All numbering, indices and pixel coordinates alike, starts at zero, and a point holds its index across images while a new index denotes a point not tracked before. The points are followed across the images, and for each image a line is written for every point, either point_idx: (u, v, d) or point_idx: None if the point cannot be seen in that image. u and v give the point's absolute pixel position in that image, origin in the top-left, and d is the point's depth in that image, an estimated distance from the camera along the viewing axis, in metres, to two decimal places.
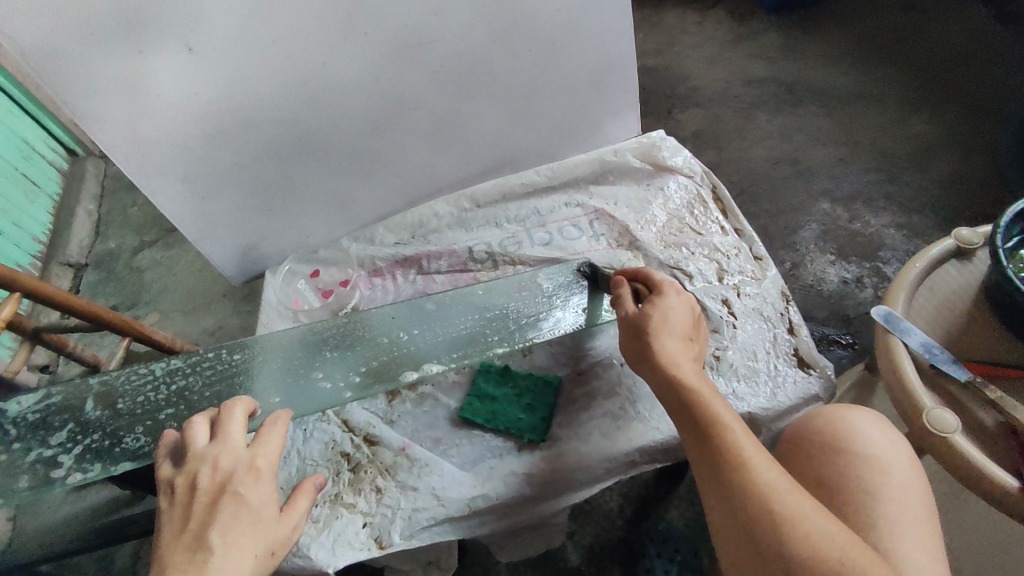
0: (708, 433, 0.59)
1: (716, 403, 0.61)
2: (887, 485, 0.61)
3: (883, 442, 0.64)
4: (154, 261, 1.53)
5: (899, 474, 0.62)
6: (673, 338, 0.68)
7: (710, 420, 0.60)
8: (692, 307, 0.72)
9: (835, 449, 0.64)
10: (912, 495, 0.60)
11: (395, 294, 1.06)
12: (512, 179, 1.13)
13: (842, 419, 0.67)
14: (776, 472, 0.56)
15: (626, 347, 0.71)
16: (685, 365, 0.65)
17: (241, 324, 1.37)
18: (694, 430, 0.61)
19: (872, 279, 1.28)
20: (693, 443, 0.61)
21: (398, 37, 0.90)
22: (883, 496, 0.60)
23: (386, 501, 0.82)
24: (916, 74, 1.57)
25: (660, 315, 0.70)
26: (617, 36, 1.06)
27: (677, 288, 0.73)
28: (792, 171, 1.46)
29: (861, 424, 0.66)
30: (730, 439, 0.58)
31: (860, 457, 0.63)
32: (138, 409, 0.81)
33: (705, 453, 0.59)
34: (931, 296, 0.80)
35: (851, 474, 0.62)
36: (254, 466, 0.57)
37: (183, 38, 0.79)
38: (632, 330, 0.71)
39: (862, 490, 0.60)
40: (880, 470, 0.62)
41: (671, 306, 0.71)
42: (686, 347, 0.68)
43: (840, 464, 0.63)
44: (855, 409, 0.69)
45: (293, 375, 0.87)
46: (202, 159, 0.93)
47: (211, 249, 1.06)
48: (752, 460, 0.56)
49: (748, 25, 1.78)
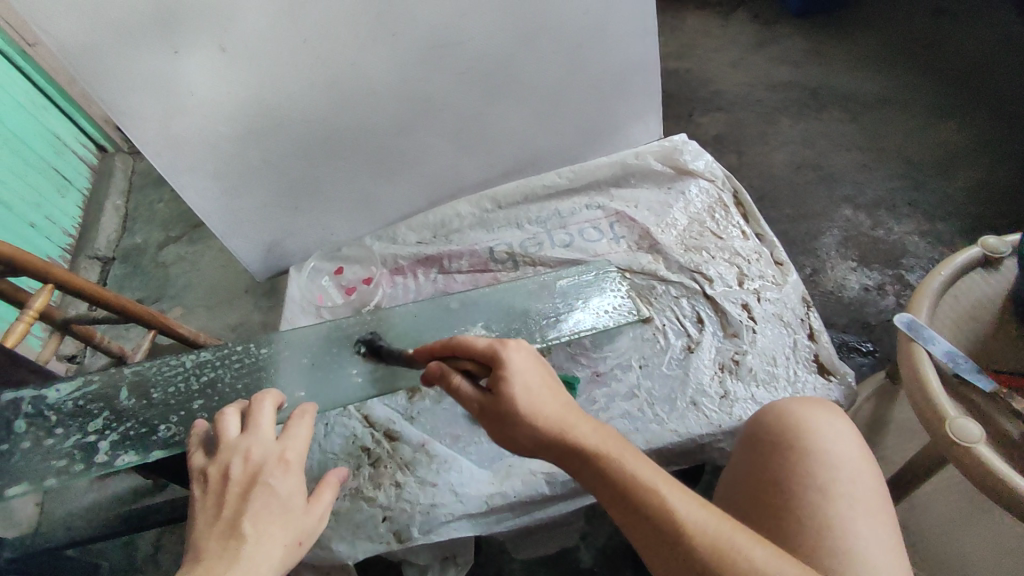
0: (634, 504, 0.56)
1: (628, 464, 0.58)
2: (837, 481, 0.61)
3: (834, 437, 0.64)
4: (180, 256, 1.56)
5: (850, 470, 0.62)
6: (548, 400, 0.63)
7: (630, 487, 0.57)
8: (536, 358, 0.67)
9: (786, 447, 0.64)
10: (863, 489, 0.61)
11: (416, 293, 1.08)
12: (534, 180, 1.14)
13: (791, 414, 0.67)
14: (717, 522, 0.54)
15: (492, 432, 0.66)
16: (583, 426, 0.62)
17: (263, 320, 1.40)
18: (623, 504, 0.57)
19: (895, 286, 1.27)
20: (622, 515, 0.57)
21: (425, 38, 0.91)
22: (835, 492, 0.60)
23: (406, 496, 0.83)
24: (943, 79, 1.55)
25: (516, 386, 0.63)
26: (641, 40, 1.07)
27: (518, 344, 0.67)
28: (814, 176, 1.46)
29: (814, 419, 0.66)
30: (659, 504, 0.55)
31: (812, 454, 0.63)
32: (171, 399, 0.84)
33: (641, 528, 0.56)
34: (956, 304, 0.80)
35: (803, 471, 0.62)
36: (284, 458, 0.59)
37: (217, 38, 0.81)
38: (492, 412, 0.64)
39: (815, 488, 0.61)
40: (832, 467, 0.62)
41: (517, 367, 0.64)
42: (565, 402, 0.64)
43: (791, 464, 0.63)
44: (806, 404, 0.69)
45: (318, 370, 0.88)
46: (231, 156, 0.95)
47: (238, 245, 1.08)
48: (688, 521, 0.54)
49: (771, 29, 1.78)
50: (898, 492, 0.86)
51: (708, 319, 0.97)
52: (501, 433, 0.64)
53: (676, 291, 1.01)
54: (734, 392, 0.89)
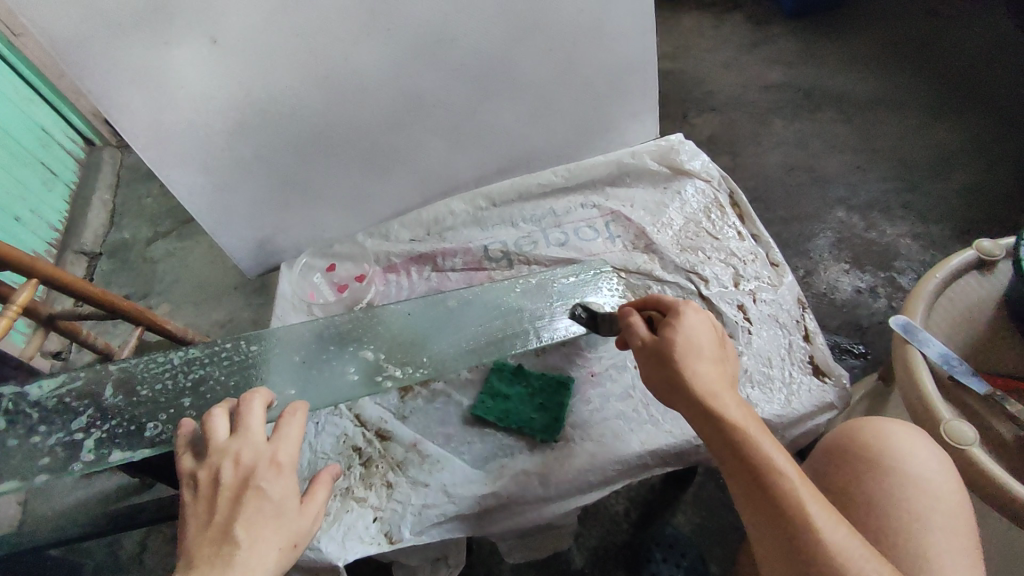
0: (765, 483, 0.55)
1: (767, 445, 0.57)
2: (936, 511, 0.60)
3: (934, 464, 0.63)
4: (168, 251, 1.54)
5: (949, 499, 0.61)
6: (702, 362, 0.64)
7: (765, 468, 0.56)
8: (713, 324, 0.69)
9: (882, 469, 0.63)
10: (959, 521, 0.60)
11: (409, 291, 1.06)
12: (529, 178, 1.13)
13: (889, 433, 0.65)
14: (847, 532, 0.53)
15: (648, 376, 0.67)
16: (725, 394, 0.61)
17: (253, 317, 1.38)
18: (747, 477, 0.56)
19: (887, 289, 1.27)
20: (741, 488, 0.57)
21: (420, 34, 0.90)
22: (933, 523, 0.59)
23: (397, 496, 0.82)
24: (936, 81, 1.56)
25: (687, 336, 0.66)
26: (638, 38, 1.06)
27: (695, 306, 0.70)
28: (808, 178, 1.46)
29: (911, 442, 0.64)
30: (792, 493, 0.54)
31: (911, 479, 0.62)
32: (159, 397, 0.82)
33: (763, 507, 0.55)
34: (950, 306, 0.79)
35: (901, 497, 0.61)
36: (276, 461, 0.57)
37: (208, 30, 0.80)
38: (653, 350, 0.67)
39: (913, 517, 0.60)
40: (929, 495, 0.61)
41: (693, 324, 0.67)
42: (715, 369, 0.64)
43: (888, 487, 0.62)
44: (896, 422, 0.67)
45: (309, 367, 0.87)
46: (222, 151, 0.93)
47: (228, 241, 1.06)
48: (818, 519, 0.53)
49: (765, 30, 1.78)
50: None
51: None
52: (659, 375, 0.66)
53: (672, 291, 1.01)
54: None
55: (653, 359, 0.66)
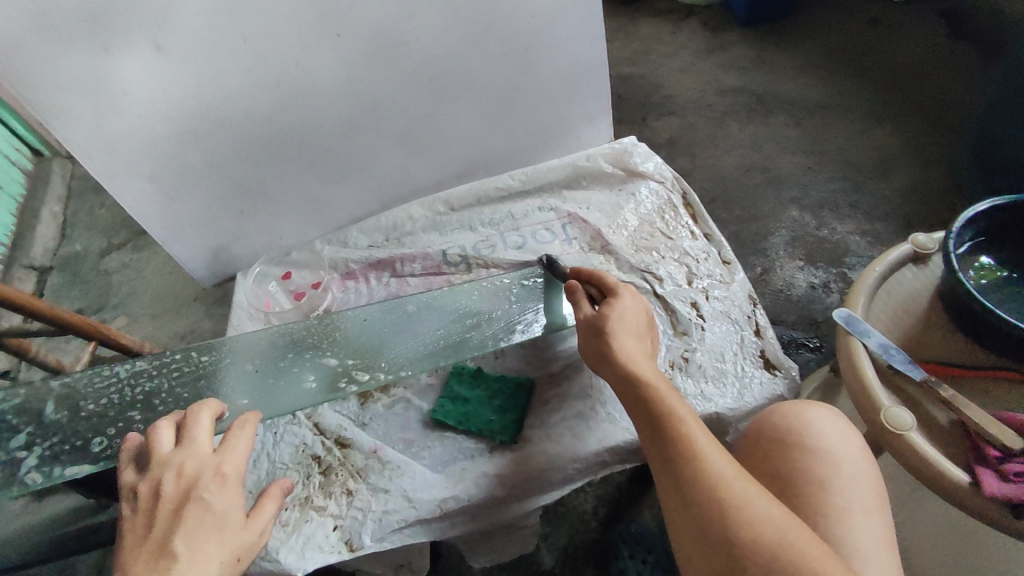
0: (666, 432, 0.61)
1: (671, 399, 0.63)
2: (839, 478, 0.62)
3: (837, 434, 0.65)
4: (124, 264, 1.50)
5: (852, 467, 0.63)
6: (626, 333, 0.70)
7: (667, 417, 0.61)
8: (645, 307, 0.74)
9: (790, 445, 0.65)
10: (862, 486, 0.62)
11: (368, 297, 1.06)
12: (486, 183, 1.14)
13: (795, 411, 0.68)
14: (733, 470, 0.58)
15: (585, 350, 0.72)
16: (641, 360, 0.67)
17: (213, 328, 1.35)
18: (651, 428, 0.62)
19: (839, 284, 1.31)
20: (647, 438, 0.62)
21: (372, 39, 0.90)
22: (837, 490, 0.62)
23: (357, 504, 0.81)
24: (881, 85, 1.63)
25: (617, 313, 0.71)
26: (590, 43, 1.08)
27: (632, 289, 0.75)
28: (763, 178, 1.50)
29: (815, 417, 0.67)
30: (688, 439, 0.59)
31: (814, 449, 0.64)
32: (105, 411, 0.80)
33: (664, 455, 0.60)
34: (889, 299, 0.83)
35: (805, 468, 0.63)
36: (221, 472, 0.56)
37: (150, 35, 0.79)
38: (587, 323, 0.72)
39: (818, 485, 0.62)
40: (833, 463, 0.63)
41: (626, 303, 0.73)
42: (638, 340, 0.70)
43: (794, 461, 0.64)
44: (810, 404, 0.69)
45: (262, 376, 0.86)
46: (170, 159, 0.92)
47: (181, 251, 1.04)
48: (710, 461, 0.58)
49: (720, 36, 1.83)
50: None
51: (659, 318, 0.99)
52: (589, 346, 0.71)
53: None
54: (684, 388, 0.90)
55: (584, 332, 0.72)
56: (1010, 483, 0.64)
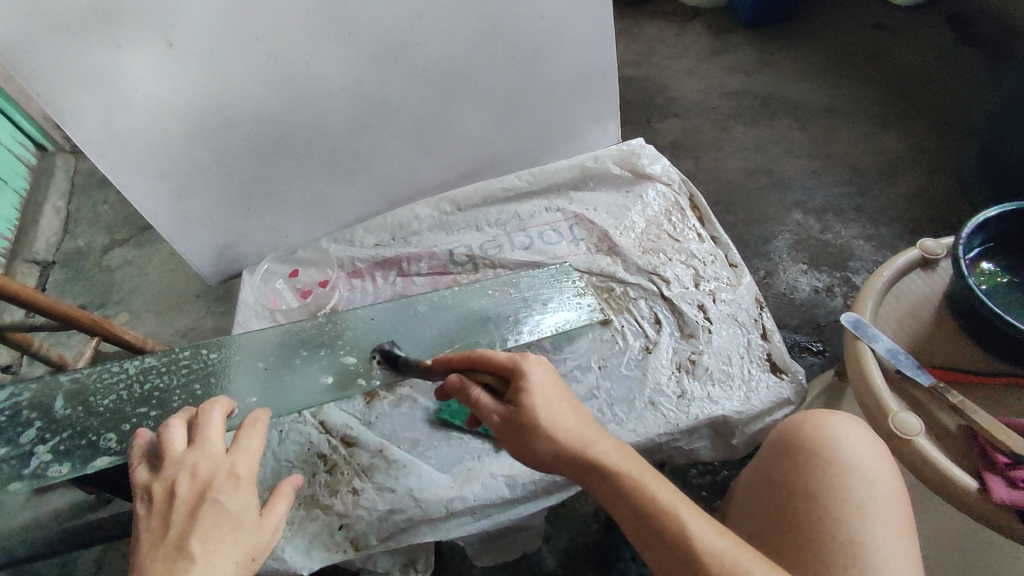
0: (650, 526, 0.57)
1: (641, 484, 0.59)
2: (872, 499, 0.62)
3: (871, 454, 0.65)
4: (126, 260, 1.50)
5: (881, 486, 0.63)
6: (568, 418, 0.65)
7: (645, 511, 0.58)
8: (554, 373, 0.69)
9: (824, 460, 0.64)
10: (893, 508, 0.62)
11: (374, 296, 1.06)
12: (493, 183, 1.14)
13: (828, 424, 0.67)
14: (733, 547, 0.54)
15: (518, 446, 0.66)
16: (601, 449, 0.62)
17: (215, 325, 1.35)
18: (638, 526, 0.58)
19: (842, 288, 1.31)
20: (638, 536, 0.58)
21: (382, 38, 0.90)
22: (870, 510, 0.61)
23: (363, 503, 0.81)
24: (885, 90, 1.63)
25: (538, 397, 0.66)
26: (599, 45, 1.08)
27: (537, 360, 0.69)
28: (767, 182, 1.50)
29: (850, 434, 0.66)
30: (678, 530, 0.56)
31: (850, 468, 0.63)
32: (115, 408, 0.80)
33: (660, 553, 0.56)
34: (897, 304, 0.83)
35: (840, 487, 0.62)
36: (235, 472, 0.56)
37: (162, 31, 0.79)
38: (513, 422, 0.66)
39: (852, 504, 0.61)
40: (867, 483, 0.63)
41: (537, 381, 0.67)
42: (582, 420, 0.66)
43: (828, 478, 0.63)
44: (837, 414, 0.69)
45: (272, 373, 0.86)
46: (180, 156, 0.91)
47: (188, 248, 1.04)
48: (707, 548, 0.54)
49: (725, 38, 1.83)
50: None
51: (665, 320, 0.99)
52: (522, 444, 0.66)
53: (634, 292, 1.02)
54: (691, 391, 0.91)
55: (516, 431, 0.65)
56: (1019, 490, 0.64)
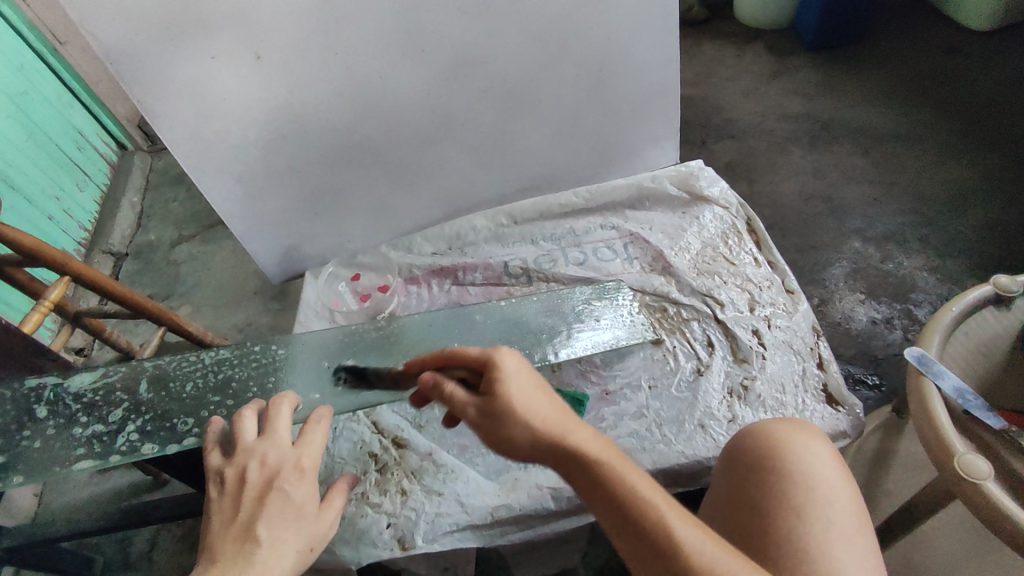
0: (632, 522, 0.54)
1: (624, 476, 0.57)
2: (812, 503, 0.59)
3: (812, 458, 0.63)
4: (192, 255, 1.58)
5: (825, 490, 0.60)
6: (549, 408, 0.64)
7: (627, 501, 0.55)
8: (524, 363, 0.68)
9: (762, 473, 0.62)
10: (840, 511, 0.59)
11: (429, 303, 1.08)
12: (550, 198, 1.16)
13: (771, 433, 0.65)
14: (712, 542, 0.52)
15: (491, 438, 0.65)
16: (579, 437, 0.61)
17: (271, 322, 1.40)
18: (615, 516, 0.55)
19: (902, 320, 1.26)
20: (616, 528, 0.55)
21: (453, 55, 0.94)
22: (810, 515, 0.58)
23: (411, 505, 0.83)
24: (956, 117, 1.57)
25: (511, 388, 0.65)
26: (664, 67, 1.09)
27: (512, 351, 0.69)
28: (825, 208, 1.47)
29: (787, 440, 0.64)
30: (655, 518, 0.53)
31: (791, 475, 0.61)
32: (191, 396, 0.84)
33: (635, 544, 0.54)
34: (966, 341, 0.81)
35: (779, 496, 0.60)
36: (300, 465, 0.59)
37: (252, 45, 0.84)
38: (488, 413, 0.65)
39: (790, 510, 0.59)
40: (805, 486, 0.60)
41: (514, 372, 0.66)
42: (564, 413, 0.65)
43: (767, 488, 0.61)
44: (784, 424, 0.67)
45: (334, 372, 0.89)
46: (257, 162, 0.97)
47: (256, 248, 1.09)
48: (682, 536, 0.52)
49: (786, 60, 1.81)
50: (908, 529, 0.83)
51: (719, 343, 0.98)
52: (499, 435, 0.64)
53: (688, 313, 1.02)
54: (743, 417, 0.90)
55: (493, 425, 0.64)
56: None
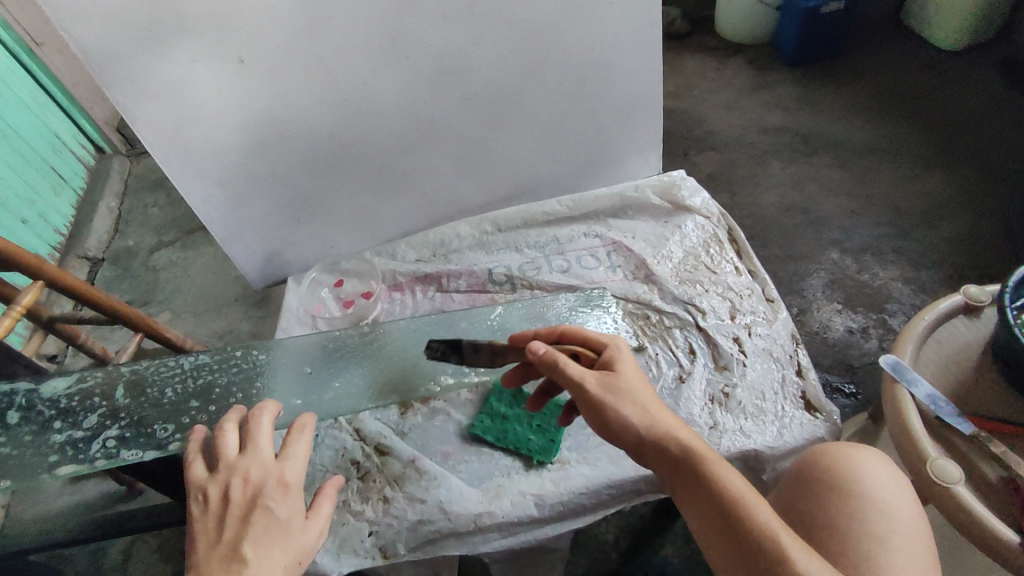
0: (735, 517, 0.56)
1: (732, 476, 0.59)
2: (897, 535, 0.60)
3: (894, 490, 0.63)
4: (171, 260, 1.56)
5: (905, 523, 0.61)
6: (653, 401, 0.66)
7: (735, 499, 0.57)
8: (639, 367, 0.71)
9: (847, 495, 0.63)
10: (915, 545, 0.60)
11: (413, 309, 1.08)
12: (534, 207, 1.16)
13: (850, 457, 0.66)
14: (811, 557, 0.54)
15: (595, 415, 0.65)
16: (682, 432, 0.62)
17: (251, 328, 1.39)
18: (717, 511, 0.57)
19: (878, 330, 1.29)
20: (714, 522, 0.57)
21: (438, 64, 0.95)
22: (894, 548, 0.59)
23: (393, 511, 0.83)
24: (929, 132, 1.62)
25: (630, 375, 0.67)
26: (646, 78, 1.11)
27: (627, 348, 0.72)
28: (803, 219, 1.50)
29: (872, 470, 0.64)
30: (763, 524, 0.55)
31: (874, 504, 0.62)
32: (170, 402, 0.83)
33: (739, 541, 0.55)
34: (939, 348, 0.83)
35: (861, 521, 0.61)
36: (283, 480, 0.59)
37: (236, 50, 0.84)
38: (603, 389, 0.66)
39: (871, 538, 0.59)
40: (890, 519, 0.61)
41: (628, 364, 0.69)
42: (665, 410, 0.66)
43: (854, 515, 0.61)
44: (860, 449, 0.67)
45: (316, 378, 0.89)
46: (239, 167, 0.96)
47: (238, 252, 1.08)
48: (789, 545, 0.54)
49: (766, 74, 1.85)
50: None
51: (700, 351, 1.00)
52: (608, 415, 0.64)
53: (670, 321, 1.03)
54: (723, 423, 0.91)
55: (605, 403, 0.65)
56: None
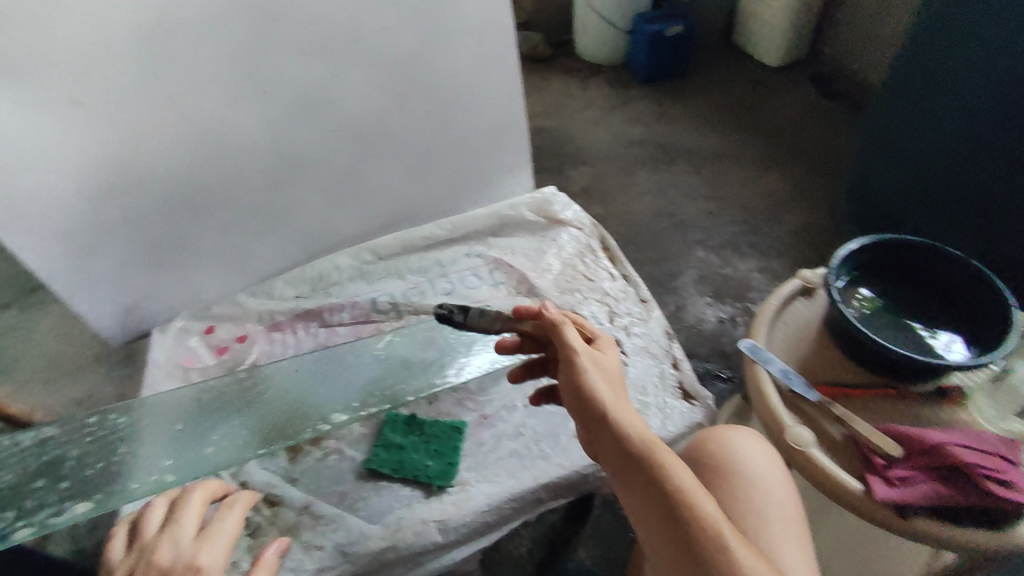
0: (680, 506, 0.52)
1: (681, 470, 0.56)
2: (773, 507, 0.65)
3: (768, 466, 0.69)
4: (10, 325, 1.38)
5: (780, 495, 0.66)
6: (619, 394, 0.64)
7: (682, 489, 0.53)
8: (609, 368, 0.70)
9: (730, 475, 0.68)
10: (788, 513, 0.65)
11: (295, 348, 1.04)
12: (412, 233, 1.17)
13: (726, 440, 0.72)
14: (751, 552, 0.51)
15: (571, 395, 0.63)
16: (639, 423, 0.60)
17: (116, 389, 1.26)
18: (663, 499, 0.53)
19: (743, 317, 1.42)
20: (658, 510, 0.53)
21: (299, 96, 0.93)
22: (771, 519, 0.64)
23: (290, 564, 0.78)
24: (765, 138, 1.83)
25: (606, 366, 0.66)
26: (509, 102, 1.16)
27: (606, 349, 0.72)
28: (669, 223, 1.62)
29: (749, 449, 0.70)
30: (707, 516, 0.52)
31: (752, 480, 0.67)
32: (8, 487, 0.76)
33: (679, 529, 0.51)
34: (786, 329, 0.93)
35: (741, 498, 0.66)
36: (192, 564, 0.65)
37: (67, 91, 0.77)
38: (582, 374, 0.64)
39: (750, 513, 0.64)
40: (767, 493, 0.66)
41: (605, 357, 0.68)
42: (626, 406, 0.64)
43: (737, 493, 0.66)
44: (734, 430, 0.74)
45: (189, 434, 0.84)
46: (82, 216, 0.88)
47: (88, 309, 0.98)
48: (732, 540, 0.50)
49: (625, 92, 2.00)
50: None
51: None
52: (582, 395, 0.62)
53: None
54: None
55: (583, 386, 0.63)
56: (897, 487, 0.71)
